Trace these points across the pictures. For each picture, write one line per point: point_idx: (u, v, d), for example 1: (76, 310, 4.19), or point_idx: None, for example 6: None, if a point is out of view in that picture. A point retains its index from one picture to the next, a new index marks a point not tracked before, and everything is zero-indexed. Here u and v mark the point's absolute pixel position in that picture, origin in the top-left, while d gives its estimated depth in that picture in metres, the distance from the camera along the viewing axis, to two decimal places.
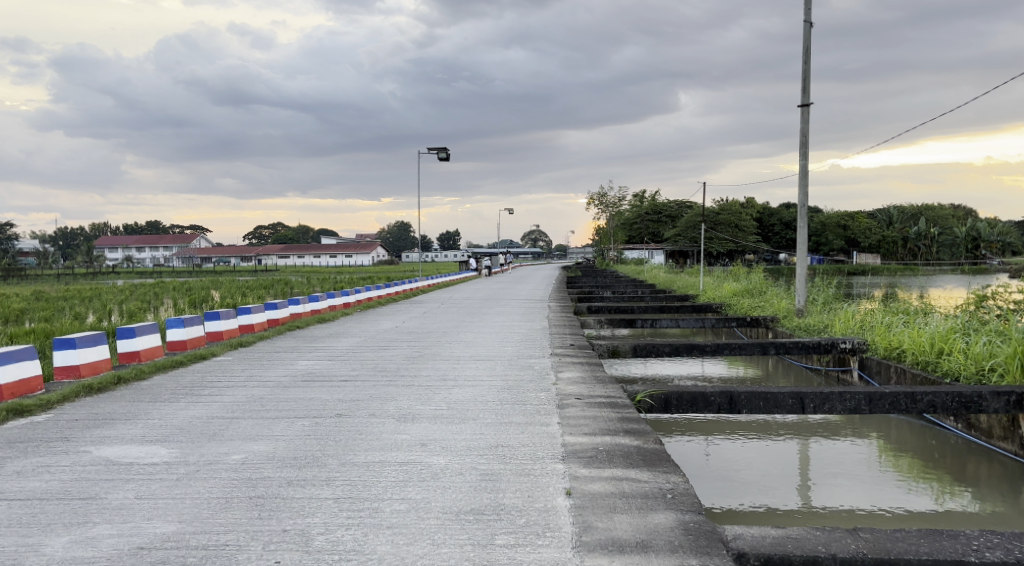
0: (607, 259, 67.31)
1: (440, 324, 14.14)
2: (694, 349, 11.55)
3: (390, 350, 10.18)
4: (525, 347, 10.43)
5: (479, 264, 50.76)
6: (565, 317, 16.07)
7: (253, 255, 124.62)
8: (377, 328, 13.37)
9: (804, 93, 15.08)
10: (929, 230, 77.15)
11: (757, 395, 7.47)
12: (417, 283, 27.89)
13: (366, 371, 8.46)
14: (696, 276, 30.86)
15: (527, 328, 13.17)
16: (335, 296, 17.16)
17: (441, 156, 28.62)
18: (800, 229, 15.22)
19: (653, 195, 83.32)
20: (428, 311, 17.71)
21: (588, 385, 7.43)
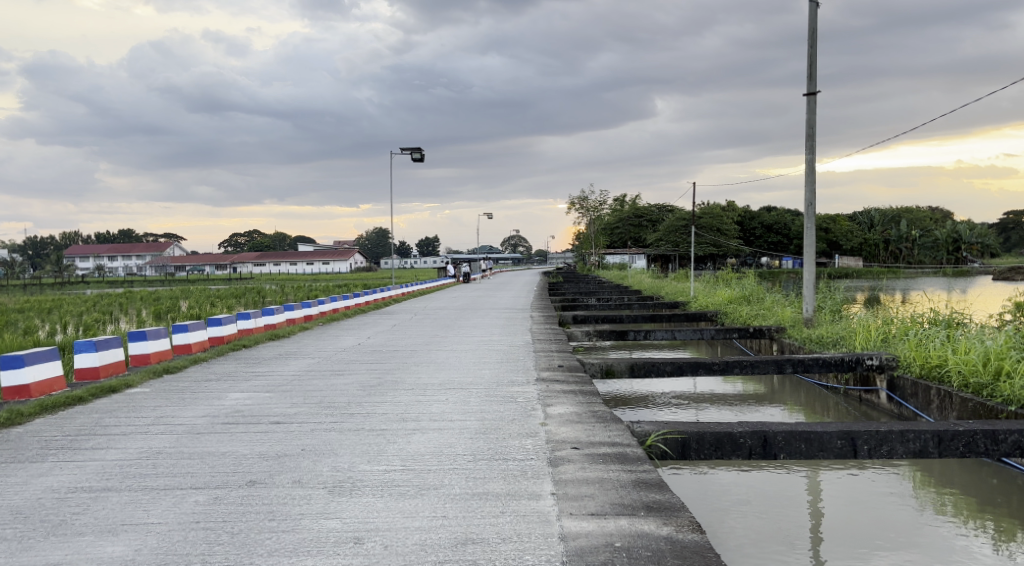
0: (588, 264, 66.02)
1: (410, 340, 12.49)
2: (700, 367, 10.12)
3: (344, 376, 8.55)
4: (507, 370, 8.86)
5: (457, 271, 49.14)
6: (550, 329, 14.52)
7: (228, 263, 121.99)
8: (337, 346, 11.72)
9: (810, 81, 13.68)
10: (910, 232, 76.63)
11: (798, 434, 5.96)
12: (391, 292, 26.22)
13: (309, 408, 6.84)
14: (684, 281, 29.46)
15: (507, 344, 11.59)
16: (294, 309, 15.50)
17: (414, 157, 26.99)
18: (808, 232, 13.87)
19: (634, 199, 82.29)
20: (399, 323, 16.04)
21: (585, 424, 5.91)
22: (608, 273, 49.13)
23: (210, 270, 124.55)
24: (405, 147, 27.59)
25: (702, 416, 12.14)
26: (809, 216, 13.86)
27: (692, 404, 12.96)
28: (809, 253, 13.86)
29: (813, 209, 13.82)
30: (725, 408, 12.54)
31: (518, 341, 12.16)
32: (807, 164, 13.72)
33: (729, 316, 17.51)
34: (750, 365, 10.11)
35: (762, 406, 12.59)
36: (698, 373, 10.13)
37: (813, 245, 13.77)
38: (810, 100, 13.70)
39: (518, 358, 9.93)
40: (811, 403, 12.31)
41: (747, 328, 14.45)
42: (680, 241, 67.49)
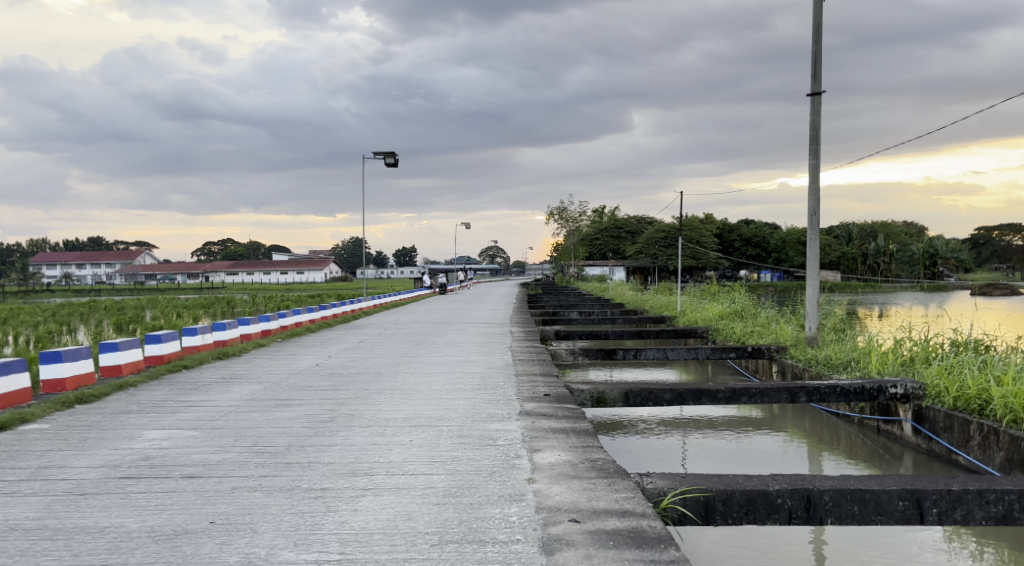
0: (567, 276, 64.98)
1: (376, 360, 11.17)
2: (702, 395, 8.96)
3: (291, 408, 7.19)
4: (486, 401, 7.58)
5: (433, 283, 47.74)
6: (531, 347, 13.28)
7: (199, 272, 119.33)
8: (293, 368, 10.37)
9: (815, 80, 12.66)
10: (888, 247, 76.61)
11: (847, 493, 4.77)
12: (363, 303, 24.78)
13: (238, 453, 5.50)
14: (668, 295, 28.38)
15: (484, 367, 10.29)
16: (250, 323, 14.12)
17: (388, 162, 25.66)
18: (811, 243, 12.87)
19: (612, 212, 81.65)
20: (368, 340, 14.71)
21: (582, 481, 4.70)
22: (588, 284, 48.17)
23: (180, 279, 121.73)
24: (378, 151, 26.31)
25: (697, 445, 11.06)
26: (811, 226, 12.86)
27: (680, 431, 11.85)
28: (813, 266, 12.80)
29: (816, 218, 12.82)
30: (722, 438, 11.48)
31: (497, 362, 10.90)
32: (811, 170, 12.74)
33: (723, 334, 16.43)
34: (759, 394, 8.94)
35: (760, 434, 11.57)
36: (700, 402, 8.96)
37: (818, 258, 12.74)
38: (814, 100, 12.73)
39: (498, 384, 8.70)
40: (815, 434, 11.28)
41: (745, 348, 13.34)
42: (658, 253, 66.81)
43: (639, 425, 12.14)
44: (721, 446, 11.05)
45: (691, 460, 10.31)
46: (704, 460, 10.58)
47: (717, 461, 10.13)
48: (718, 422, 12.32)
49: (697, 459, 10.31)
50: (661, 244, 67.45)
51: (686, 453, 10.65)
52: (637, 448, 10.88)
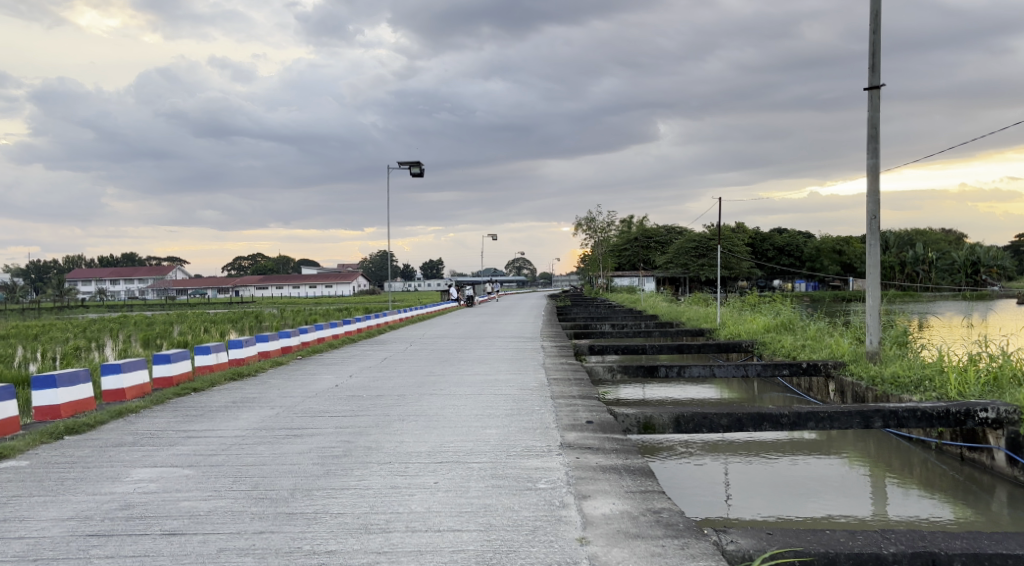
0: (595, 287, 63.92)
1: (399, 380, 10.33)
2: (764, 421, 8.06)
3: (304, 441, 6.36)
4: (522, 431, 6.70)
5: (461, 295, 47.00)
6: (566, 364, 12.37)
7: (229, 287, 120.19)
8: (310, 390, 9.56)
9: (874, 73, 11.69)
10: (927, 255, 74.38)
11: (982, 557, 3.94)
12: (388, 317, 24.08)
13: (233, 499, 4.66)
14: (705, 307, 27.30)
15: (518, 388, 9.40)
16: (268, 340, 13.39)
17: (414, 172, 24.98)
18: (871, 250, 11.85)
19: (641, 222, 80.50)
20: (392, 357, 13.92)
21: (647, 543, 3.83)
22: (618, 296, 47.23)
23: (211, 293, 122.73)
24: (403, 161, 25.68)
25: (748, 471, 10.15)
26: (871, 231, 11.85)
27: (722, 455, 10.89)
28: (874, 276, 11.76)
29: (877, 223, 11.81)
30: (776, 462, 10.56)
31: (532, 382, 10.01)
32: (870, 170, 11.73)
33: (771, 350, 15.38)
34: (828, 418, 8.01)
35: (816, 457, 10.66)
36: (761, 427, 8.05)
37: (880, 266, 11.71)
38: (873, 95, 11.77)
39: (534, 408, 7.81)
40: (880, 459, 10.31)
41: (799, 364, 12.32)
42: (689, 262, 65.60)
43: (677, 448, 11.19)
44: (774, 471, 10.14)
45: (741, 485, 9.44)
46: (751, 485, 9.64)
47: (767, 491, 9.19)
48: (768, 445, 11.33)
49: (740, 486, 9.35)
50: (691, 253, 66.21)
51: (738, 478, 9.75)
52: (683, 474, 9.97)
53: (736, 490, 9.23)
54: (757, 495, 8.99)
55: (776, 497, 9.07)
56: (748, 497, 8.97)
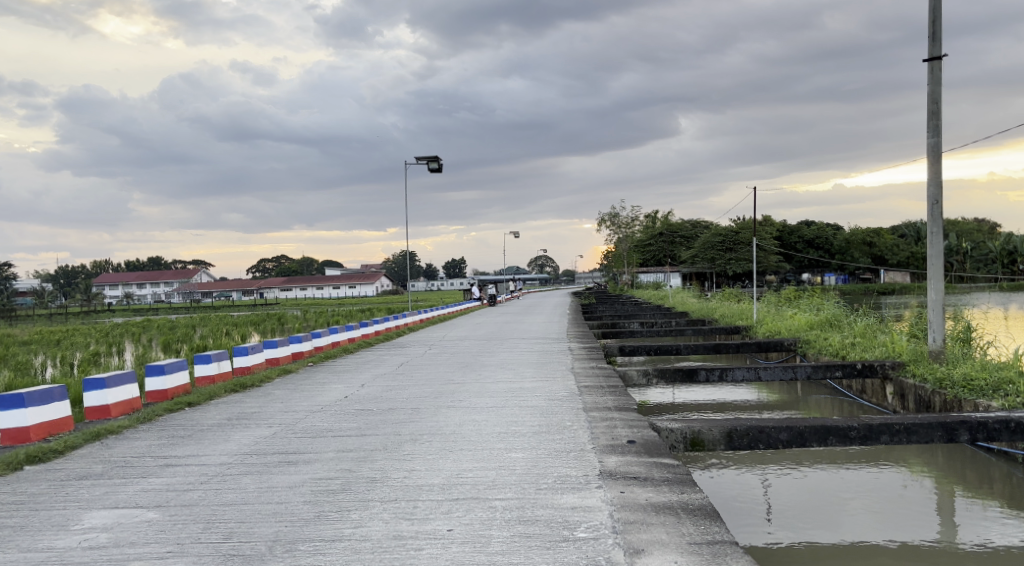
0: (620, 283, 62.68)
1: (415, 390, 9.39)
2: (829, 434, 7.02)
3: (300, 470, 5.44)
4: (553, 455, 5.72)
5: (484, 294, 46.11)
6: (597, 368, 11.37)
7: (253, 289, 120.54)
8: (315, 402, 8.67)
9: (935, 42, 10.54)
10: (962, 245, 72.08)
11: None
12: (408, 318, 23.25)
13: (194, 557, 3.75)
14: (737, 302, 26.10)
15: (545, 399, 8.43)
16: (277, 346, 12.54)
17: (432, 167, 24.07)
18: (933, 238, 10.66)
19: (665, 216, 79.07)
20: (410, 362, 13.00)
21: None
22: (645, 292, 46.09)
23: (235, 295, 123.25)
24: (421, 156, 24.77)
25: (796, 484, 9.12)
26: (933, 217, 10.67)
27: (762, 466, 9.86)
28: (937, 267, 10.58)
29: (939, 208, 10.64)
30: (827, 473, 9.49)
31: (560, 390, 9.02)
32: (930, 150, 10.56)
33: (819, 349, 14.22)
34: (905, 431, 6.94)
35: (874, 466, 9.65)
36: (827, 443, 7.02)
37: (944, 256, 10.53)
38: (932, 67, 10.61)
39: (566, 424, 6.82)
40: (950, 470, 9.25)
41: (853, 365, 11.19)
42: (716, 257, 64.25)
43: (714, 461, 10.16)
44: (826, 484, 9.10)
45: (790, 503, 8.43)
46: (796, 499, 8.61)
47: (815, 510, 8.17)
48: (819, 454, 10.24)
49: (784, 505, 8.32)
50: (718, 247, 64.85)
51: (790, 492, 8.77)
52: (728, 489, 8.97)
53: (780, 509, 8.21)
54: (805, 517, 7.97)
55: (827, 515, 8.06)
56: (797, 518, 7.96)
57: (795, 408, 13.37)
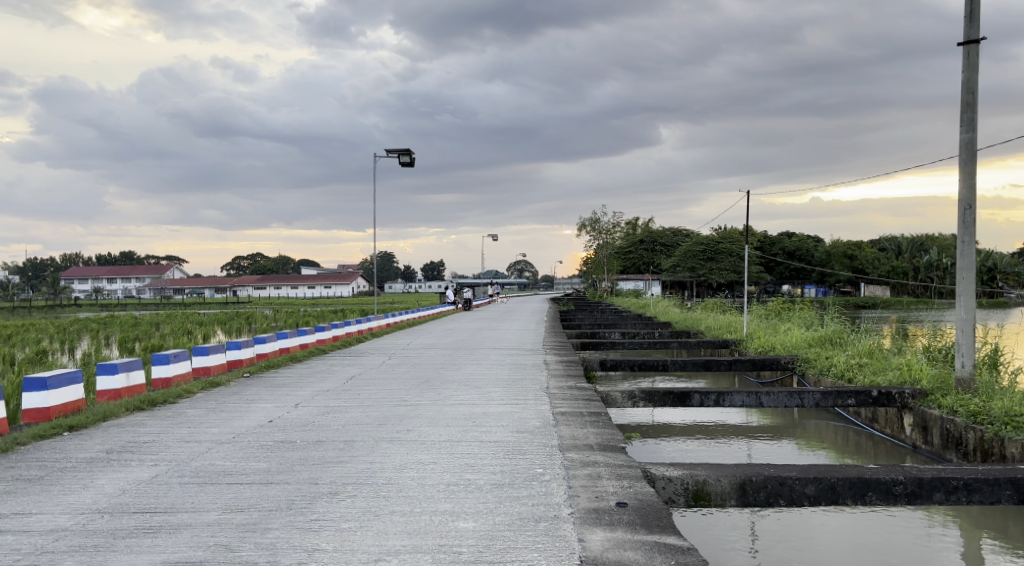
0: (599, 290, 61.42)
1: (357, 415, 7.80)
2: (868, 490, 5.52)
3: (158, 546, 3.87)
4: (515, 527, 4.17)
5: (460, 298, 44.55)
6: (574, 388, 9.84)
7: (225, 286, 117.88)
8: (229, 429, 7.04)
9: (972, 23, 9.16)
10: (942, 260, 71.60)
11: None
12: (374, 322, 21.66)
13: None
14: (724, 314, 24.77)
15: (511, 431, 6.88)
16: (208, 354, 10.93)
17: (403, 161, 22.49)
18: (965, 248, 9.23)
19: (647, 224, 78.01)
20: (362, 375, 11.36)
21: None
22: (625, 300, 44.76)
23: (207, 292, 120.45)
24: (391, 149, 23.14)
25: (795, 522, 7.60)
26: (964, 224, 9.25)
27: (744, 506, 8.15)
28: (969, 281, 9.15)
29: (972, 214, 9.23)
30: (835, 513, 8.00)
31: (532, 419, 7.48)
32: (964, 146, 9.16)
33: (822, 371, 12.83)
34: (964, 489, 5.48)
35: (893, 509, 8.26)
36: (865, 502, 5.52)
37: (977, 270, 9.12)
38: (969, 51, 9.23)
39: (536, 474, 5.26)
40: (986, 521, 7.84)
41: (868, 393, 9.75)
42: (697, 266, 63.26)
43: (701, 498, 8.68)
44: (834, 522, 7.63)
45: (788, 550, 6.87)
46: (791, 543, 7.04)
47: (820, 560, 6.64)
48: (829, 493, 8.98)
49: (780, 552, 6.78)
50: (699, 257, 63.90)
51: (789, 535, 7.25)
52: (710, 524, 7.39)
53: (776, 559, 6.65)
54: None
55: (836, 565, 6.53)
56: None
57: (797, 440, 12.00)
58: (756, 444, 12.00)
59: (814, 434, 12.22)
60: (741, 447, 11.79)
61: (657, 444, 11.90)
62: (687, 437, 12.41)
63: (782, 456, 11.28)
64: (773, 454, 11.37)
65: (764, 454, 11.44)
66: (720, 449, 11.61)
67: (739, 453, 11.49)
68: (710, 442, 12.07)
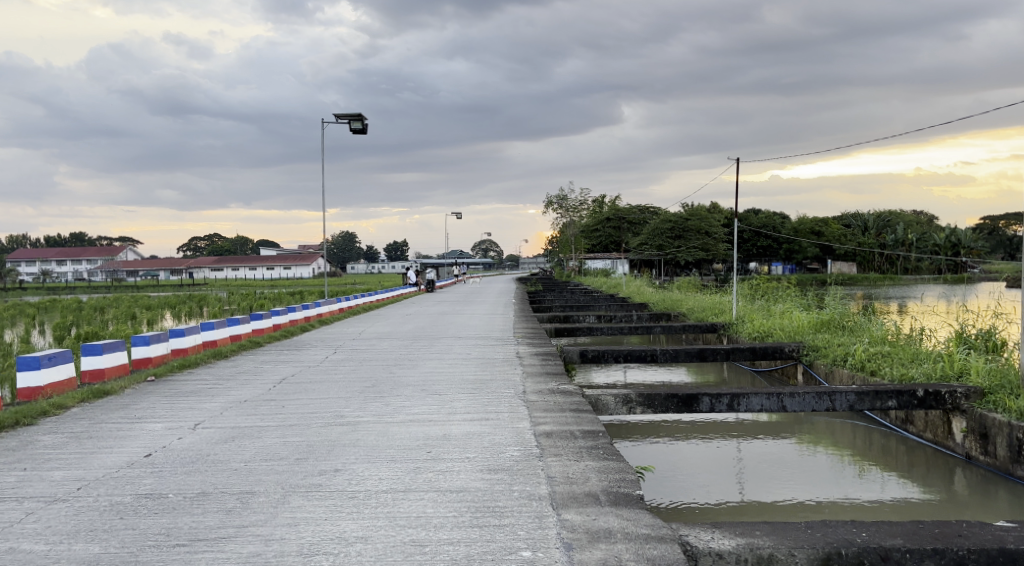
0: (565, 270, 59.75)
1: (271, 443, 5.77)
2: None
3: None
4: None
5: (422, 278, 42.44)
6: (557, 393, 7.92)
7: (180, 268, 113.69)
8: (81, 471, 4.96)
9: None
10: (907, 236, 71.24)
11: None
12: (324, 307, 19.51)
13: None
14: (704, 294, 23.14)
15: (477, 469, 4.94)
16: (101, 356, 8.81)
17: (354, 128, 20.20)
18: None
19: (614, 201, 76.47)
20: (296, 377, 9.30)
21: None
22: (594, 280, 43.02)
23: (162, 274, 115.94)
24: (341, 115, 20.86)
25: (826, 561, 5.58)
26: None
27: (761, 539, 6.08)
28: None
29: None
30: None
31: (510, 446, 5.58)
32: None
33: (837, 363, 11.14)
34: None
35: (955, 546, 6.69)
36: None
37: None
38: None
39: None
40: None
41: (913, 393, 8.04)
42: (664, 244, 61.86)
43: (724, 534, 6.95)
44: None
45: None
46: None
47: None
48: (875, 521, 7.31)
49: None
50: (668, 234, 62.49)
51: None
52: None
53: None
54: None
55: None
56: None
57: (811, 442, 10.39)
58: (756, 445, 10.42)
59: (825, 433, 10.64)
60: (739, 449, 10.17)
61: (645, 449, 10.21)
62: (678, 438, 10.77)
63: (791, 462, 9.66)
64: (776, 457, 9.81)
65: (766, 457, 9.88)
66: (722, 455, 9.92)
67: (737, 457, 9.89)
68: (704, 444, 10.45)
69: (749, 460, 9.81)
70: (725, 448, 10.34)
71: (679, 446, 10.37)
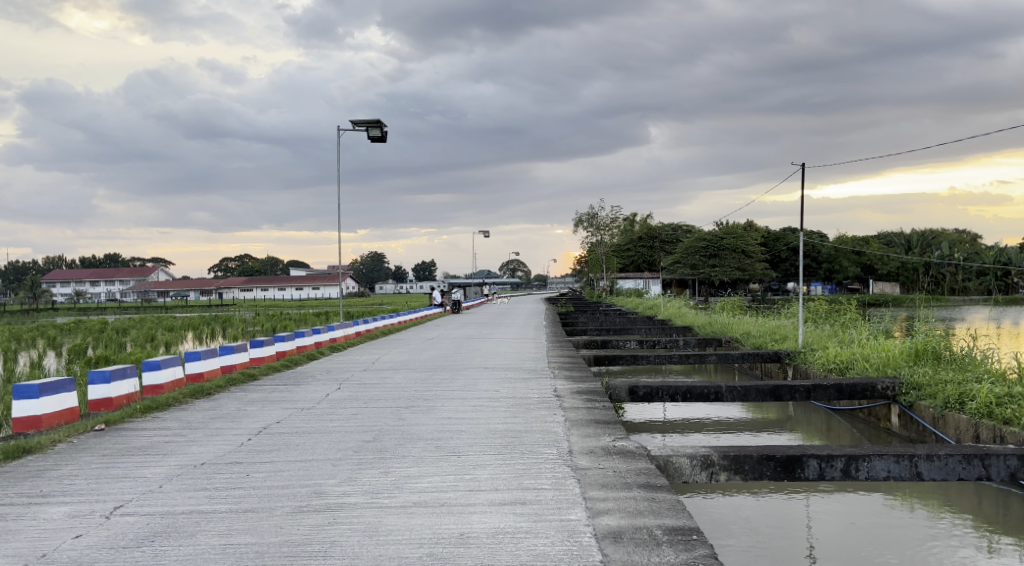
0: (596, 291, 57.58)
1: (202, 552, 3.87)
2: None
3: None
4: None
5: (449, 300, 40.59)
6: (617, 453, 5.97)
7: (208, 289, 113.56)
8: None
9: None
10: (955, 254, 67.79)
11: None
12: (338, 332, 17.72)
13: None
14: (757, 317, 20.95)
15: None
16: (40, 401, 7.04)
17: (372, 135, 18.48)
18: None
19: (646, 220, 74.29)
20: (281, 425, 7.41)
21: None
22: (628, 300, 40.78)
23: (192, 295, 115.86)
24: (358, 122, 19.20)
25: None
26: None
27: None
28: None
29: None
30: None
31: None
32: None
33: (951, 407, 9.02)
34: None
35: None
36: None
37: None
38: None
39: None
40: None
41: None
42: (699, 263, 59.39)
43: None
44: None
45: None
46: None
47: None
48: None
49: None
50: (701, 253, 60.08)
51: None
52: None
53: None
54: None
55: None
56: None
57: (925, 501, 8.30)
58: (838, 498, 8.41)
59: (937, 490, 8.56)
60: (835, 508, 8.09)
61: (700, 501, 8.27)
62: (738, 488, 8.80)
63: (903, 526, 7.60)
64: (877, 520, 7.77)
65: (856, 517, 7.85)
66: (813, 517, 7.87)
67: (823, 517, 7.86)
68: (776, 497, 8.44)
69: (835, 520, 7.79)
70: (799, 501, 8.34)
71: (745, 498, 8.40)
